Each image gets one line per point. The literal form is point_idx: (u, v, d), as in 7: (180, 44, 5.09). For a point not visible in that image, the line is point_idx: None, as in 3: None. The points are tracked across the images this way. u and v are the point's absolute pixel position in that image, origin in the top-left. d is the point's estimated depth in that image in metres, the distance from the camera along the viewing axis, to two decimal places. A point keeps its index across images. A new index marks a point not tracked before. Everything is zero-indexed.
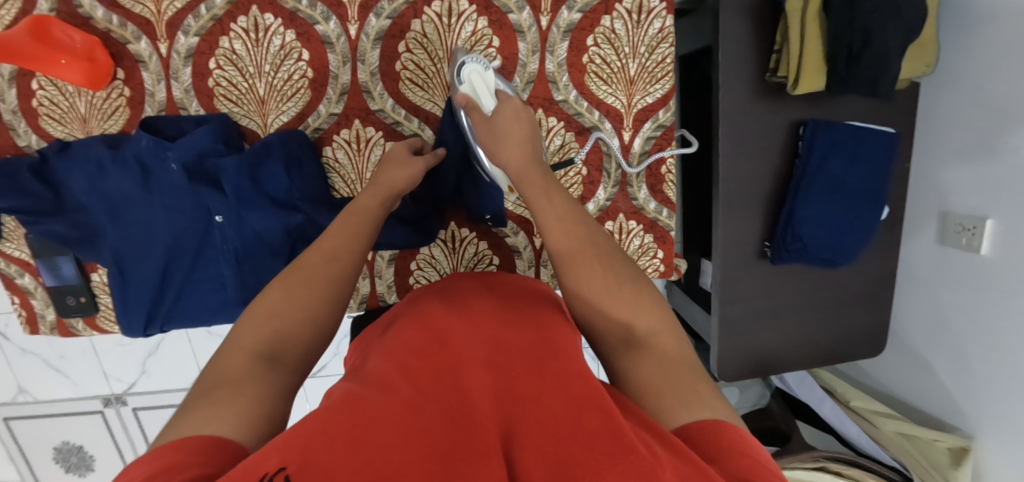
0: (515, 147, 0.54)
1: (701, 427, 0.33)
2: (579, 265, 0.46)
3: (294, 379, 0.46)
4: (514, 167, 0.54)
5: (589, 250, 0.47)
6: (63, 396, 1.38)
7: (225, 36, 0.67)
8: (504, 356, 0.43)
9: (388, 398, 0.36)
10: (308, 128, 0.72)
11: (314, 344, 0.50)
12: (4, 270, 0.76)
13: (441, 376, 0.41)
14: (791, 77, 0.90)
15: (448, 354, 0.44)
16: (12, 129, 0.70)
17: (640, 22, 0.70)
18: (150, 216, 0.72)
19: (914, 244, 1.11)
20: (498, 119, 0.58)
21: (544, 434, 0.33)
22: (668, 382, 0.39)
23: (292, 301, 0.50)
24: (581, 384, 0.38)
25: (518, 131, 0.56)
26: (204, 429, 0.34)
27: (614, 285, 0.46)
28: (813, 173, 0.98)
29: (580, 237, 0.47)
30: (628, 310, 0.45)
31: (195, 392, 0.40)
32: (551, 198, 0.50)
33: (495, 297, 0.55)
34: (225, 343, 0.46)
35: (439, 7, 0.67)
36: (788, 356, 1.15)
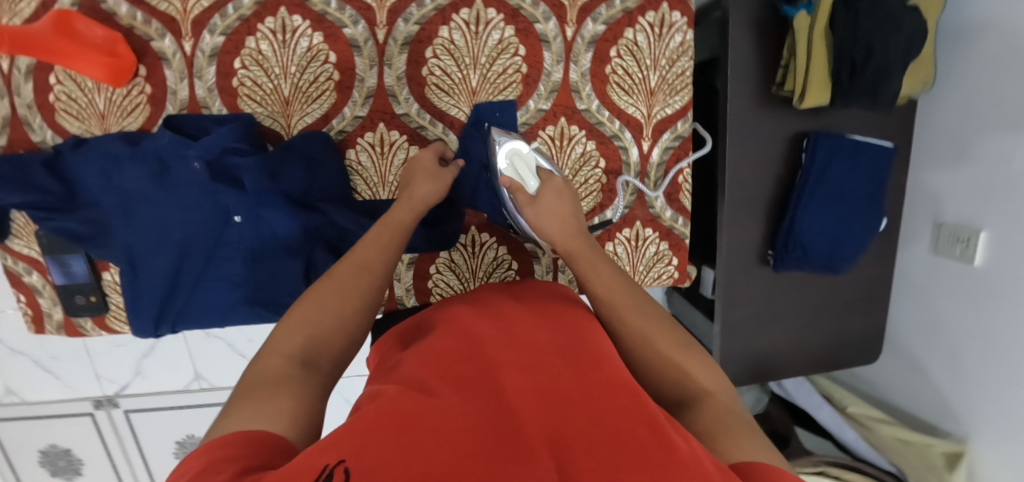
0: (560, 223, 0.57)
1: (758, 464, 0.33)
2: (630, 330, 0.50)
3: (327, 382, 0.45)
4: (563, 243, 0.57)
5: (639, 317, 0.51)
6: (52, 398, 1.34)
7: (252, 37, 0.67)
8: (540, 359, 0.42)
9: (428, 398, 0.34)
10: (331, 130, 0.72)
11: (347, 348, 0.50)
12: (12, 267, 0.74)
13: (477, 375, 0.39)
14: (798, 91, 0.93)
15: (483, 356, 0.42)
16: (27, 124, 0.69)
17: (661, 36, 0.71)
18: (165, 214, 0.70)
19: (909, 255, 1.15)
20: (543, 200, 0.58)
21: (593, 433, 0.31)
22: (720, 427, 0.40)
23: (326, 306, 0.50)
24: (622, 393, 0.37)
25: (561, 208, 0.59)
26: (249, 426, 0.34)
27: (670, 345, 0.48)
28: (816, 185, 1.01)
29: (630, 310, 0.51)
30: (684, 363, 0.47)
31: (238, 391, 0.40)
32: (602, 275, 0.54)
33: (525, 307, 0.54)
34: (263, 346, 0.46)
35: (467, 15, 0.68)
36: (787, 361, 1.18)
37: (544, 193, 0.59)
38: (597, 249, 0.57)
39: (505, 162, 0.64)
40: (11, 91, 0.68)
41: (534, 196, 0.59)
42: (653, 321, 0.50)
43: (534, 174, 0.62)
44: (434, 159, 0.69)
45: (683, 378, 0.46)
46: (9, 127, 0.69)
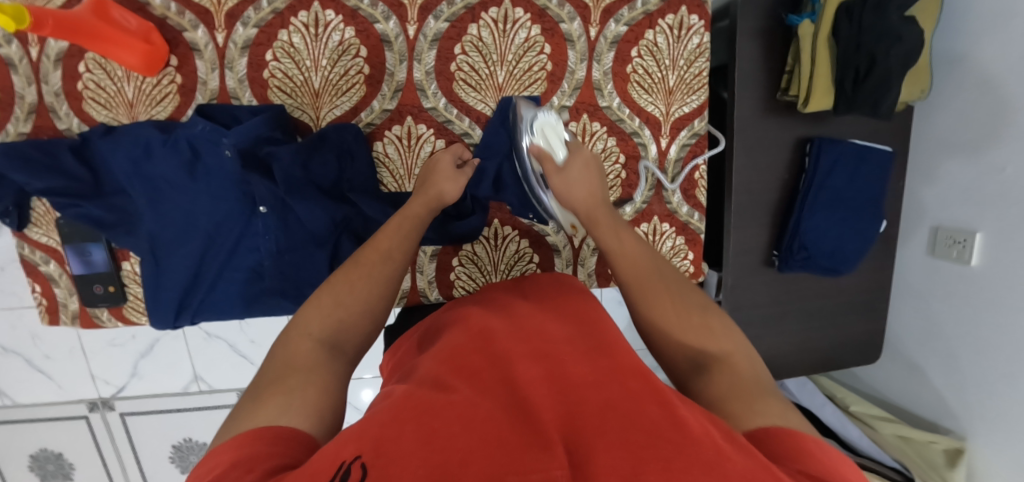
0: (585, 189, 0.57)
1: (783, 431, 0.33)
2: (648, 295, 0.49)
3: (350, 369, 0.45)
4: (588, 213, 0.56)
5: (658, 282, 0.50)
6: (46, 400, 1.30)
7: (285, 29, 0.68)
8: (551, 346, 0.39)
9: (439, 390, 0.32)
10: (360, 122, 0.73)
11: (371, 334, 0.50)
12: (29, 255, 0.73)
13: (486, 365, 0.37)
14: (802, 96, 0.96)
15: (492, 345, 0.39)
16: (53, 111, 0.69)
17: (680, 37, 0.74)
18: (193, 203, 0.71)
19: (907, 256, 1.19)
20: (571, 170, 0.57)
21: (613, 420, 0.28)
22: (738, 395, 0.39)
23: (356, 293, 0.50)
24: (639, 379, 0.35)
25: (590, 179, 0.58)
26: (278, 421, 0.33)
27: (683, 311, 0.48)
28: (819, 187, 1.05)
29: (648, 272, 0.51)
30: (697, 335, 0.46)
31: (267, 376, 0.40)
32: (624, 244, 0.53)
33: (536, 296, 0.51)
34: (290, 327, 0.46)
35: (496, 13, 0.70)
36: (792, 361, 1.20)
37: (572, 162, 0.58)
38: (622, 221, 0.56)
39: (535, 133, 0.62)
40: (39, 79, 0.68)
41: (562, 165, 0.58)
42: (669, 288, 0.50)
43: (563, 142, 0.61)
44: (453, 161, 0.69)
45: (696, 348, 0.45)
46: (35, 114, 0.69)
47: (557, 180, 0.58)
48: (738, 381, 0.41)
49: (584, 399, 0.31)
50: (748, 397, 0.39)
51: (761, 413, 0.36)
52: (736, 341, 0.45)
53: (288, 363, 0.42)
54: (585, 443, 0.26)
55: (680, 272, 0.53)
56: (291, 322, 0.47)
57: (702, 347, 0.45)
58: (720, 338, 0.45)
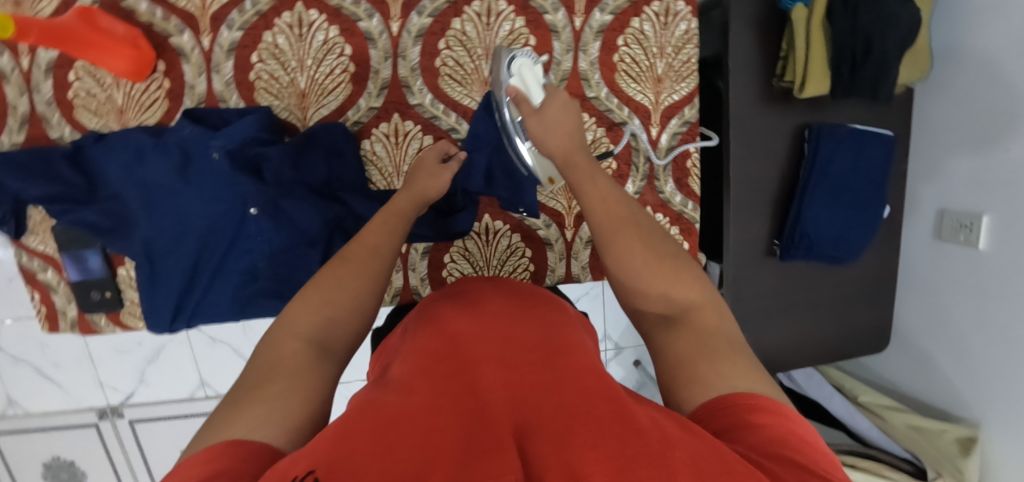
0: (561, 132, 0.54)
1: (745, 396, 0.33)
2: (621, 242, 0.49)
3: (340, 370, 0.45)
4: (563, 156, 0.53)
5: (631, 228, 0.50)
6: (55, 408, 1.32)
7: (269, 31, 0.69)
8: (517, 350, 0.41)
9: (401, 399, 0.33)
10: (347, 121, 0.73)
11: (359, 335, 0.50)
12: (28, 264, 0.74)
13: (452, 373, 0.38)
14: (798, 81, 0.95)
15: (459, 353, 0.41)
16: (46, 120, 0.70)
17: (666, 24, 0.73)
18: (185, 206, 0.71)
19: (913, 242, 1.17)
20: (548, 110, 0.55)
21: (567, 427, 0.30)
22: (702, 352, 0.39)
23: (344, 289, 0.50)
24: (598, 388, 0.35)
25: (567, 118, 0.55)
26: (256, 436, 0.32)
27: (655, 262, 0.48)
28: (819, 176, 1.03)
29: (623, 217, 0.50)
30: (667, 282, 0.46)
31: (250, 380, 0.39)
32: (598, 190, 0.51)
33: (508, 291, 0.53)
34: (277, 326, 0.46)
35: (479, 7, 0.70)
36: (797, 352, 1.18)
37: (549, 101, 0.56)
38: (599, 167, 0.54)
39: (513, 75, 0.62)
40: (31, 89, 0.69)
41: (538, 107, 0.56)
42: (642, 236, 0.50)
43: (541, 87, 0.59)
44: (437, 157, 0.69)
45: (668, 298, 0.46)
46: (29, 123, 0.70)
47: (534, 121, 0.55)
48: (704, 334, 0.42)
49: (542, 408, 0.33)
50: (715, 356, 0.39)
51: (726, 374, 0.36)
52: (703, 289, 0.46)
53: (274, 364, 0.41)
54: (537, 450, 0.28)
55: (654, 220, 0.53)
56: (278, 321, 0.46)
57: (671, 297, 0.46)
58: (689, 288, 0.46)
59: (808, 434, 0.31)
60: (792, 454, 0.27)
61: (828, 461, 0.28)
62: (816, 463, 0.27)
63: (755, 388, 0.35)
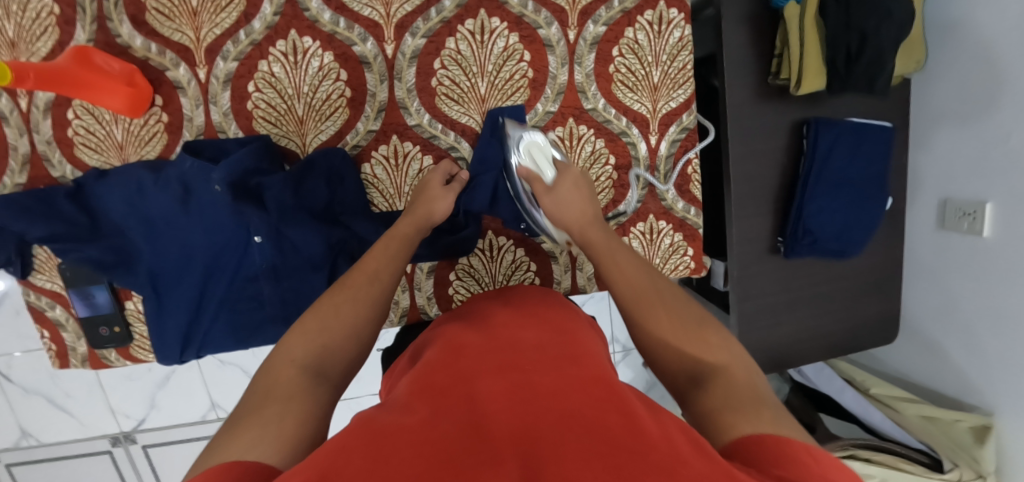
0: (576, 211, 0.60)
1: (770, 437, 0.32)
2: (644, 308, 0.50)
3: (335, 393, 0.47)
4: (580, 228, 0.59)
5: (654, 297, 0.51)
6: (69, 438, 1.33)
7: (264, 60, 0.69)
8: (519, 359, 0.42)
9: (404, 416, 0.34)
10: (346, 145, 0.73)
11: (355, 359, 0.51)
12: (34, 302, 0.75)
13: (455, 384, 0.39)
14: (793, 79, 0.94)
15: (463, 364, 0.42)
16: (46, 160, 0.70)
17: (661, 32, 0.73)
18: (190, 237, 0.72)
19: (917, 232, 1.16)
20: (560, 190, 0.61)
21: (563, 434, 0.31)
22: (728, 403, 0.38)
23: (341, 315, 0.52)
24: (598, 395, 0.36)
25: (580, 200, 0.61)
26: (247, 455, 0.33)
27: (681, 327, 0.48)
28: (820, 169, 1.03)
29: (644, 285, 0.52)
30: (694, 346, 0.46)
31: (248, 404, 0.41)
32: (615, 261, 0.55)
33: (516, 304, 0.54)
34: (275, 353, 0.48)
35: (472, 25, 0.70)
36: (806, 348, 1.18)
37: (561, 181, 0.62)
38: (617, 240, 0.58)
39: (522, 153, 0.65)
40: (31, 129, 0.69)
41: (551, 185, 0.62)
42: (666, 304, 0.50)
43: (551, 165, 0.64)
44: (442, 178, 0.70)
45: (695, 360, 0.45)
46: (29, 164, 0.70)
47: (547, 199, 0.61)
48: (734, 394, 0.40)
49: (541, 413, 0.34)
50: (744, 405, 0.38)
51: (750, 420, 0.35)
52: (736, 356, 0.45)
53: (270, 390, 0.43)
54: (532, 461, 0.28)
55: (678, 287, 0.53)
56: (276, 348, 0.48)
57: (702, 365, 0.44)
58: (717, 350, 0.45)
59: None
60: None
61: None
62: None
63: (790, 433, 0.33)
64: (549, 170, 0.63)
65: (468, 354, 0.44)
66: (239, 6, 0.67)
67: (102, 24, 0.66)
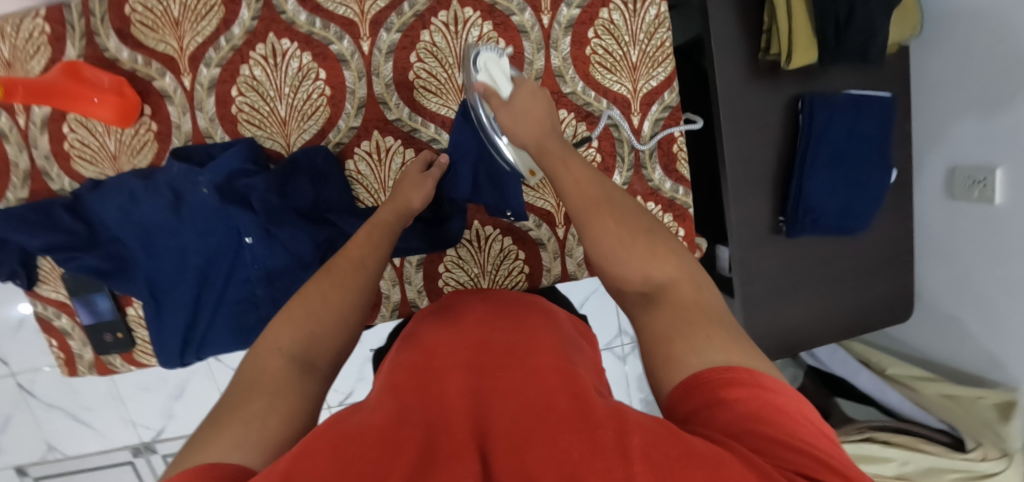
0: (533, 127, 0.59)
1: (717, 373, 0.32)
2: (594, 220, 0.49)
3: (324, 386, 0.46)
4: (537, 144, 0.58)
5: (605, 207, 0.50)
6: (91, 450, 1.37)
7: (245, 64, 0.70)
8: (489, 355, 0.42)
9: (367, 418, 0.34)
10: (329, 143, 0.74)
11: (344, 348, 0.51)
12: (42, 312, 0.78)
13: (422, 386, 0.39)
14: (784, 53, 0.92)
15: (432, 362, 0.42)
16: (45, 174, 0.73)
17: (636, 11, 0.73)
18: (183, 242, 0.74)
19: (925, 204, 1.12)
20: (516, 102, 0.60)
21: (525, 422, 0.31)
22: (679, 328, 0.38)
23: (329, 300, 0.52)
24: (563, 384, 0.36)
25: (537, 113, 0.60)
26: (230, 458, 0.32)
27: (629, 236, 0.47)
28: (817, 144, 1.00)
29: (595, 197, 0.50)
30: (644, 260, 0.45)
31: (234, 399, 0.41)
32: (567, 167, 0.54)
33: (486, 301, 0.54)
34: (262, 342, 0.47)
35: (445, 16, 0.70)
36: (816, 330, 1.15)
37: (518, 93, 0.61)
38: (571, 150, 0.57)
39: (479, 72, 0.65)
40: (29, 145, 0.72)
41: (507, 100, 0.61)
42: (617, 216, 0.49)
43: (508, 82, 0.63)
44: (421, 167, 0.71)
45: (647, 275, 0.45)
46: (30, 179, 0.73)
47: (504, 113, 0.61)
48: (683, 312, 0.40)
49: (503, 407, 0.33)
50: (692, 331, 0.37)
51: (701, 352, 0.35)
52: (682, 263, 0.45)
53: (255, 384, 0.42)
54: (492, 453, 0.28)
55: (630, 199, 0.52)
56: (263, 337, 0.48)
57: (649, 274, 0.44)
58: (665, 261, 0.45)
59: (793, 405, 0.30)
60: (761, 426, 0.27)
61: (808, 426, 0.28)
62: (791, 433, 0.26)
63: (730, 360, 0.34)
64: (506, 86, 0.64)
65: (439, 353, 0.44)
66: (219, 13, 0.69)
67: (90, 39, 0.69)
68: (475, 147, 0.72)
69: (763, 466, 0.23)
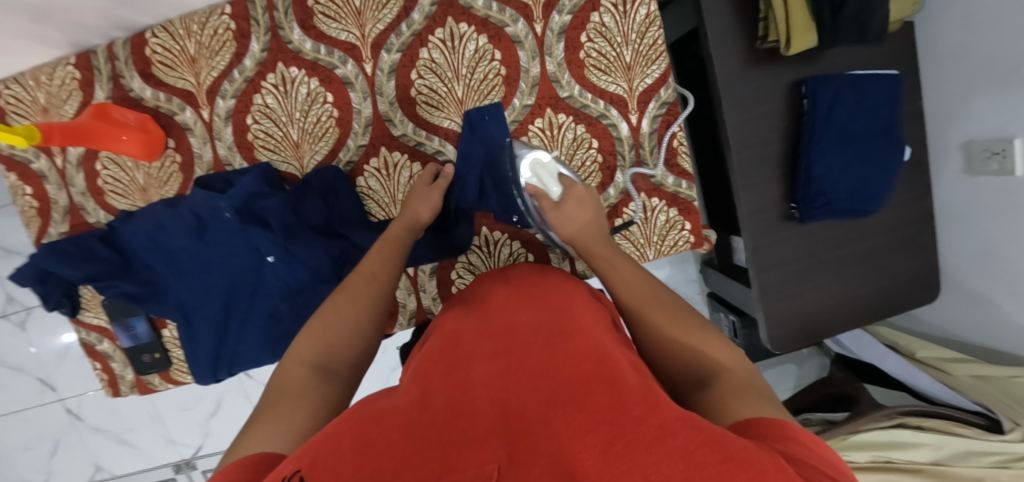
0: (581, 230, 0.65)
1: (773, 419, 0.35)
2: (647, 314, 0.55)
3: (346, 390, 0.50)
4: (583, 243, 0.65)
5: (656, 304, 0.56)
6: (137, 469, 1.44)
7: (258, 93, 0.75)
8: (512, 343, 0.46)
9: (393, 403, 0.38)
10: (340, 162, 0.78)
11: (361, 360, 0.54)
12: (86, 338, 0.83)
13: (449, 371, 0.43)
14: (782, 40, 0.92)
15: (460, 352, 0.47)
16: (83, 209, 0.79)
17: (627, 12, 0.74)
18: (209, 263, 0.79)
19: (944, 180, 1.09)
20: (566, 206, 0.67)
21: (544, 410, 0.34)
22: (733, 395, 0.41)
23: (342, 315, 0.55)
24: (580, 364, 0.39)
25: (583, 214, 0.67)
26: (262, 447, 0.36)
27: (682, 331, 0.52)
28: (824, 125, 0.99)
29: (646, 295, 0.57)
30: (698, 353, 0.49)
31: (264, 404, 0.44)
32: (619, 271, 0.61)
33: (513, 287, 0.58)
34: (286, 355, 0.51)
35: (442, 33, 0.73)
36: (838, 317, 1.13)
37: (568, 197, 0.68)
38: (618, 253, 0.63)
39: (528, 173, 0.71)
40: (67, 183, 0.78)
41: (558, 201, 0.68)
42: (668, 313, 0.55)
43: (556, 180, 0.70)
44: (429, 178, 0.74)
45: (699, 365, 0.48)
46: (69, 214, 0.79)
47: (552, 214, 0.67)
48: (736, 389, 0.43)
49: (525, 393, 0.37)
50: (746, 397, 0.41)
51: (752, 408, 0.38)
52: (737, 357, 0.49)
53: (281, 390, 0.46)
54: (516, 442, 0.32)
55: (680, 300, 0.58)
56: (287, 352, 0.52)
57: (702, 362, 0.48)
58: (719, 354, 0.49)
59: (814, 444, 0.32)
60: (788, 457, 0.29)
61: (840, 472, 0.30)
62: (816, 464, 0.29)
63: (782, 417, 0.37)
64: (555, 186, 0.70)
65: (465, 343, 0.48)
66: (231, 48, 0.73)
67: (116, 81, 0.74)
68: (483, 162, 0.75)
69: (788, 470, 0.25)
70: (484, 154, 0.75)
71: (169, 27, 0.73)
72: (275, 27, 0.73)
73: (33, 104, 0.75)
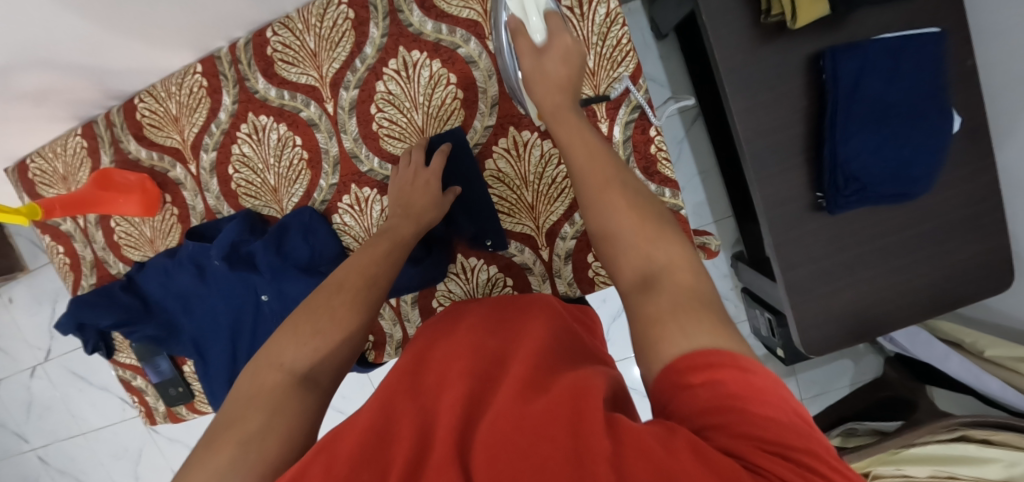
0: (557, 87, 0.58)
1: (709, 352, 0.30)
2: (604, 196, 0.46)
3: (324, 399, 0.48)
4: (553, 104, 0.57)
5: (616, 184, 0.47)
6: None
7: (235, 144, 0.78)
8: (482, 361, 0.44)
9: (357, 429, 0.37)
10: (315, 202, 0.80)
11: (347, 367, 0.52)
12: (123, 375, 0.93)
13: (417, 396, 0.42)
14: (788, 13, 0.71)
15: (430, 376, 0.45)
16: (106, 262, 0.88)
17: (584, 14, 0.69)
18: (212, 304, 0.84)
19: (1012, 149, 0.85)
20: (546, 55, 0.59)
21: (499, 424, 0.32)
22: (672, 310, 0.34)
23: (336, 317, 0.52)
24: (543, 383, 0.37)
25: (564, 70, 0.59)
26: None
27: (637, 217, 0.44)
28: (851, 101, 0.75)
29: (607, 173, 0.48)
30: (649, 244, 0.41)
31: (235, 418, 0.43)
32: (586, 145, 0.52)
33: (485, 308, 0.57)
34: (267, 352, 0.49)
35: (396, 64, 0.72)
36: (899, 313, 0.87)
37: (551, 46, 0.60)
38: (586, 121, 0.56)
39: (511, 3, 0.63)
40: (91, 241, 0.87)
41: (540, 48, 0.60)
42: (627, 194, 0.46)
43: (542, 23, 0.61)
44: (435, 180, 0.70)
45: (647, 258, 0.41)
46: (96, 267, 0.88)
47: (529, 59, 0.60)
48: (679, 294, 0.36)
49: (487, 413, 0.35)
50: (685, 310, 0.34)
51: (691, 332, 0.32)
52: (688, 249, 0.41)
53: (255, 398, 0.45)
54: (472, 462, 0.30)
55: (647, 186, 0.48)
56: (266, 350, 0.50)
57: (648, 256, 0.41)
58: (669, 249, 0.41)
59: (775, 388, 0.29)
60: (755, 429, 0.25)
61: (786, 411, 0.27)
62: (795, 435, 0.25)
63: (718, 343, 0.31)
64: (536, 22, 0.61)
65: (435, 363, 0.47)
66: (206, 104, 0.78)
67: (116, 146, 0.81)
68: (460, 182, 0.74)
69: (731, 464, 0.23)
70: (462, 170, 0.74)
71: (153, 91, 0.79)
72: (241, 79, 0.76)
73: (54, 174, 0.84)
